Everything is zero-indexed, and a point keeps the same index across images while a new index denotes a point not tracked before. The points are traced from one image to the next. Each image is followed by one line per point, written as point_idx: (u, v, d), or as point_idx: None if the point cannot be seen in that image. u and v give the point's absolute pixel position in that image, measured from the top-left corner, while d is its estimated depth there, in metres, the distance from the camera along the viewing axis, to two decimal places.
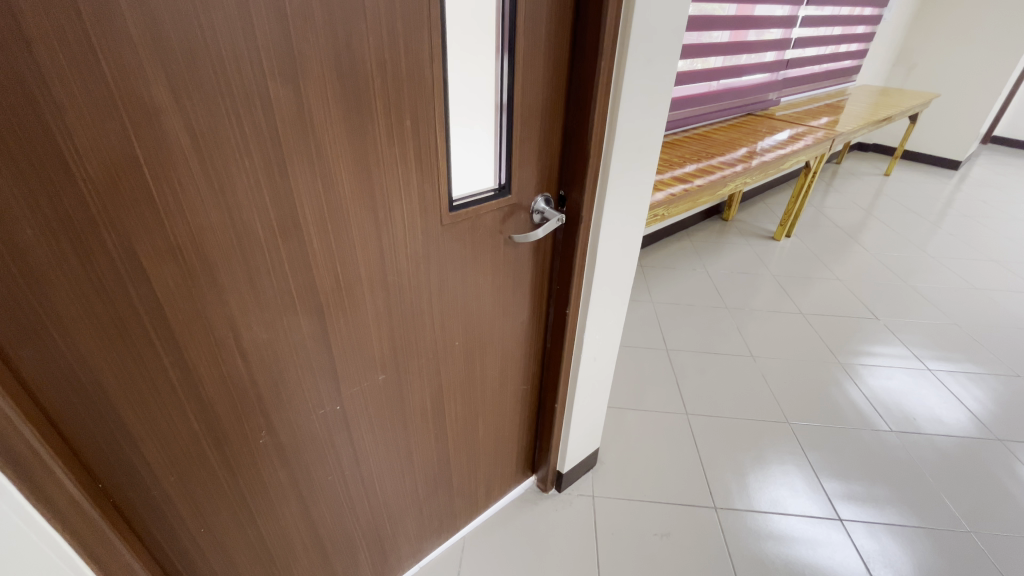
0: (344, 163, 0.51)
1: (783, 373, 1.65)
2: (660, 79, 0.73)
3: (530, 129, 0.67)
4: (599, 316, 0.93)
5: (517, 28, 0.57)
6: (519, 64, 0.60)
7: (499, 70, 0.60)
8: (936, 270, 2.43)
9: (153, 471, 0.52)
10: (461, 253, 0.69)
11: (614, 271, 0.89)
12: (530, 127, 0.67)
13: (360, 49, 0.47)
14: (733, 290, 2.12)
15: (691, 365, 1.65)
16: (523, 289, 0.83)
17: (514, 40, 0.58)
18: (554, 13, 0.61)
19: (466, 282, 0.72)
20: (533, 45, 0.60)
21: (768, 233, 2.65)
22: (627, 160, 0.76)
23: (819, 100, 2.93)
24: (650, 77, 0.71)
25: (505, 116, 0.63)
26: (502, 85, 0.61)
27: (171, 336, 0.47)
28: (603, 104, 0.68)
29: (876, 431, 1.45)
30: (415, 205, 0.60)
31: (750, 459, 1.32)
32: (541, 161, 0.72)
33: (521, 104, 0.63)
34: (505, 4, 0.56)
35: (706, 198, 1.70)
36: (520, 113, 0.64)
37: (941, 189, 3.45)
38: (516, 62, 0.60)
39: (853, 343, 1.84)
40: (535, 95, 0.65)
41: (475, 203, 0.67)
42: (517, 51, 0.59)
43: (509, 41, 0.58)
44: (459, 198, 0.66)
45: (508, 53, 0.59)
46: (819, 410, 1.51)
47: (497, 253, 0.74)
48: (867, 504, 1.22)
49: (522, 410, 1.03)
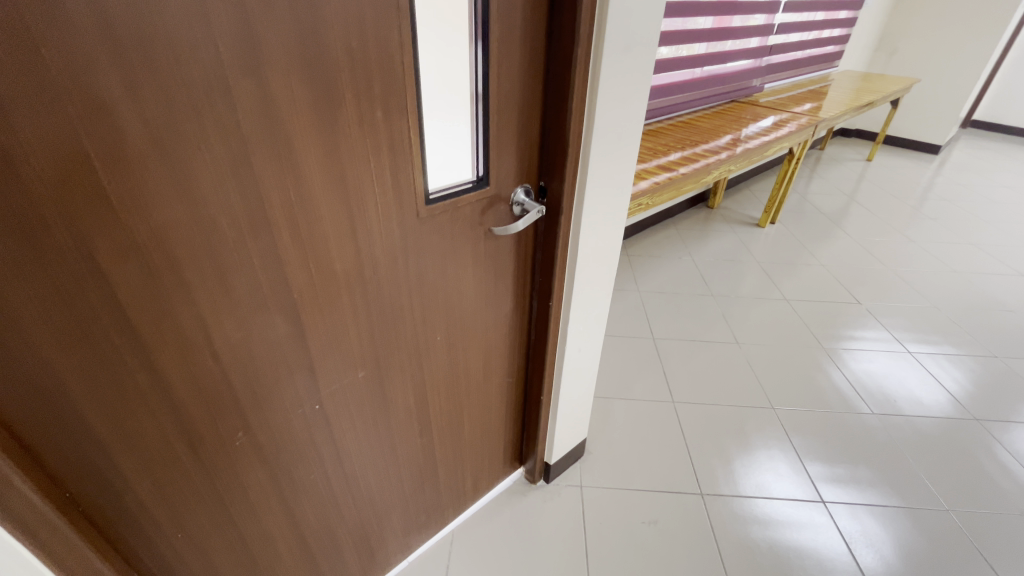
0: (314, 158, 0.50)
1: (768, 359, 1.67)
2: (637, 67, 0.72)
3: (508, 120, 0.66)
4: (583, 305, 0.92)
5: (490, 16, 0.56)
6: (494, 55, 0.59)
7: (474, 60, 0.59)
8: (917, 254, 2.47)
9: (125, 477, 0.51)
10: (438, 247, 0.68)
11: (596, 260, 0.89)
12: (507, 117, 0.65)
13: (326, 37, 0.45)
14: (718, 278, 2.13)
15: (677, 353, 1.67)
16: (506, 281, 0.83)
17: (489, 28, 0.57)
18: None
19: (447, 275, 0.72)
20: (507, 33, 0.59)
21: (753, 219, 2.66)
22: (606, 151, 0.76)
23: (803, 86, 2.94)
24: (628, 64, 0.70)
25: (481, 106, 0.62)
26: (480, 74, 0.60)
27: (137, 339, 0.46)
28: (581, 93, 0.67)
29: (858, 414, 1.47)
30: (390, 197, 0.59)
31: (735, 443, 1.34)
32: (520, 152, 0.71)
33: (498, 95, 0.62)
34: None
35: (690, 186, 1.70)
36: (496, 105, 0.63)
37: (922, 174, 3.49)
38: (492, 52, 0.58)
39: (836, 328, 1.86)
40: (512, 85, 0.63)
41: (453, 197, 0.66)
42: (491, 38, 0.57)
43: (484, 30, 0.57)
44: (436, 191, 0.64)
45: (483, 41, 0.57)
46: (803, 395, 1.53)
47: (477, 245, 0.73)
48: (849, 484, 1.25)
49: (508, 402, 1.03)
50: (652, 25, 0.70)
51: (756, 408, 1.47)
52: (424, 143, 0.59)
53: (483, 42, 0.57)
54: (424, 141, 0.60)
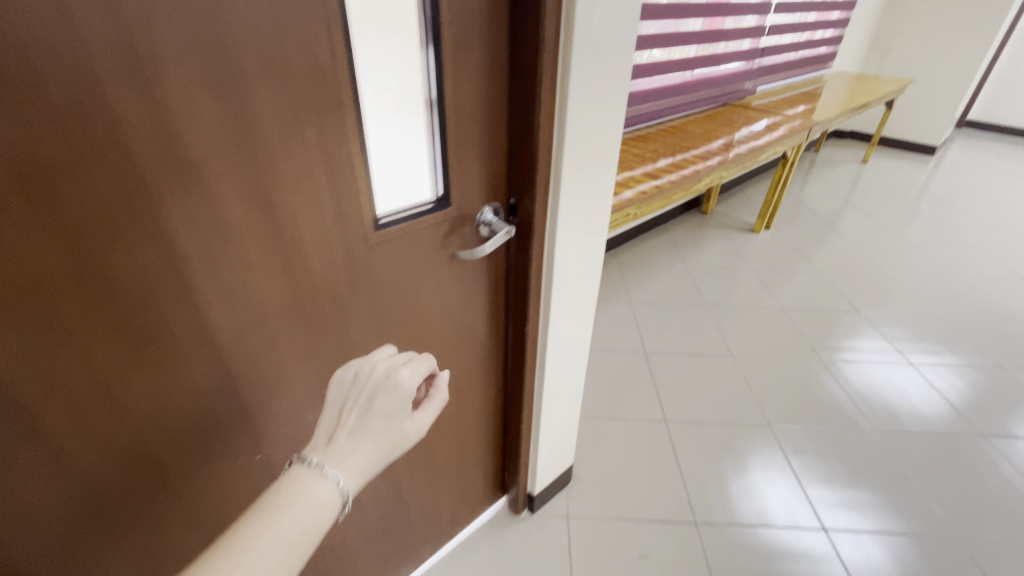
0: (231, 185, 0.43)
1: (764, 373, 1.60)
2: (612, 74, 0.65)
3: (469, 132, 0.59)
4: (562, 329, 0.85)
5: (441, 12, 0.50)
6: (449, 59, 0.52)
7: (426, 64, 0.52)
8: (915, 259, 2.41)
9: (16, 558, 0.44)
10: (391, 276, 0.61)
11: (575, 282, 0.82)
12: (468, 129, 0.58)
13: (233, 45, 0.39)
14: (712, 286, 2.07)
15: (670, 368, 1.60)
16: (476, 308, 0.76)
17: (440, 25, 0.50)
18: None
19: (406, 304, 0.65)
20: (461, 34, 0.52)
21: (747, 225, 2.60)
22: (581, 166, 0.69)
23: (796, 88, 2.89)
24: (601, 71, 0.63)
25: (438, 116, 0.55)
26: (434, 80, 0.53)
27: (16, 404, 0.39)
28: (549, 104, 0.60)
29: (860, 430, 1.41)
30: (330, 226, 0.52)
31: (732, 467, 1.27)
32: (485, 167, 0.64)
33: (455, 104, 0.55)
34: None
35: (680, 194, 1.64)
36: (454, 115, 0.56)
37: (918, 175, 3.44)
38: (446, 56, 0.52)
39: (835, 338, 1.80)
40: (472, 94, 0.57)
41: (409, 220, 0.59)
42: (444, 39, 0.51)
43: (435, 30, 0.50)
44: (387, 215, 0.57)
45: (435, 42, 0.51)
46: (802, 410, 1.46)
47: (440, 270, 0.66)
48: (854, 510, 1.18)
49: (486, 432, 0.96)
50: (628, 29, 0.63)
51: (752, 426, 1.40)
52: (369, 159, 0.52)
53: (435, 44, 0.51)
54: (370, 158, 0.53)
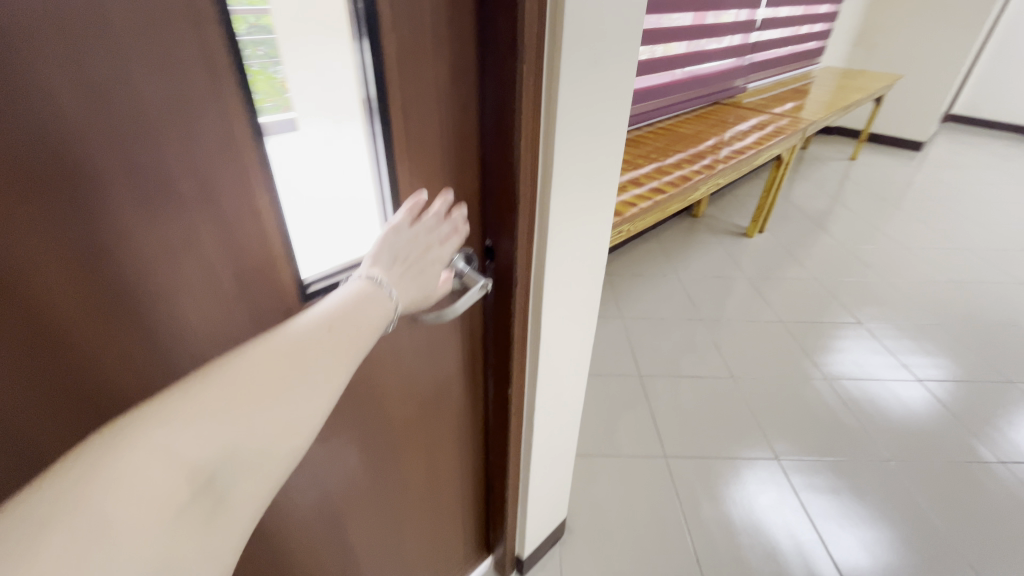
0: (62, 268, 0.31)
1: (766, 394, 1.50)
2: (609, 93, 0.53)
3: (425, 172, 0.47)
4: (553, 386, 0.73)
5: (382, 32, 0.38)
6: (394, 88, 0.41)
7: (364, 95, 0.41)
8: (911, 261, 2.34)
9: None
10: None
11: (566, 334, 0.69)
12: (423, 169, 0.47)
13: (40, 75, 0.27)
14: (707, 297, 1.96)
15: (667, 392, 1.49)
16: (448, 373, 0.63)
17: (381, 50, 0.39)
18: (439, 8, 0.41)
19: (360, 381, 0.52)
20: (409, 57, 0.41)
21: (740, 228, 2.50)
22: (571, 203, 0.56)
23: (786, 85, 2.80)
24: (596, 91, 0.51)
25: (382, 159, 0.44)
26: (374, 115, 0.42)
27: None
28: (532, 134, 0.48)
29: (878, 460, 1.32)
30: (234, 293, 0.40)
31: (738, 501, 1.19)
32: (451, 212, 0.51)
33: (406, 142, 0.45)
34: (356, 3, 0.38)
35: (675, 205, 1.53)
36: (404, 155, 0.45)
37: (906, 173, 3.39)
38: (390, 84, 0.41)
39: (838, 352, 1.70)
40: (426, 129, 0.45)
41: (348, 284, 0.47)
42: (387, 65, 0.40)
43: (375, 55, 0.39)
44: (315, 278, 0.46)
45: (375, 69, 0.40)
46: (813, 437, 1.37)
47: (398, 337, 0.54)
48: (867, 547, 1.11)
49: (465, 498, 0.83)
50: (627, 37, 0.51)
51: (756, 454, 1.31)
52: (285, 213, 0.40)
53: (375, 71, 0.40)
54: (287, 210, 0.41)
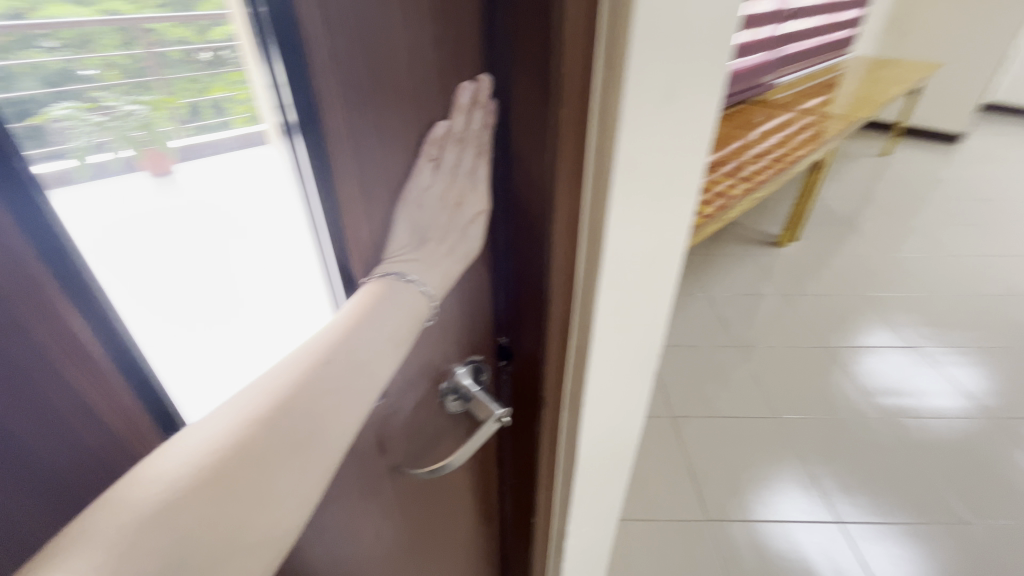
0: None
1: (818, 437, 1.32)
2: (675, 142, 0.35)
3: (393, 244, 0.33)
4: (587, 508, 0.56)
5: (308, 43, 0.25)
6: (340, 127, 0.27)
7: (289, 140, 0.28)
8: (964, 268, 2.12)
9: None
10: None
11: (607, 447, 0.52)
12: (389, 239, 0.33)
13: None
14: (740, 318, 1.78)
15: (704, 437, 1.32)
16: (452, 504, 0.48)
17: (311, 71, 0.25)
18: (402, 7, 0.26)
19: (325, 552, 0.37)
20: (355, 80, 0.27)
21: (770, 236, 2.31)
22: (626, 297, 0.40)
23: (816, 78, 2.59)
24: (653, 144, 0.34)
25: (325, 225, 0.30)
26: (307, 165, 0.28)
27: None
28: (572, 209, 0.33)
29: (957, 521, 1.13)
30: (84, 478, 0.26)
31: (773, 528, 1.11)
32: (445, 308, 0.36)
33: (363, 204, 0.31)
34: (260, 15, 0.24)
35: (710, 227, 1.36)
36: (360, 220, 0.31)
37: (945, 167, 3.16)
38: (331, 121, 0.27)
39: (894, 381, 1.51)
40: (389, 181, 0.31)
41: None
42: (322, 91, 0.26)
43: (300, 79, 0.26)
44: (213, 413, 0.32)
45: (304, 100, 0.26)
46: (878, 493, 1.19)
47: (370, 490, 0.39)
48: (908, 571, 1.04)
49: None
50: (702, 61, 0.33)
51: (789, 477, 1.22)
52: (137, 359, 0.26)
53: (303, 105, 0.26)
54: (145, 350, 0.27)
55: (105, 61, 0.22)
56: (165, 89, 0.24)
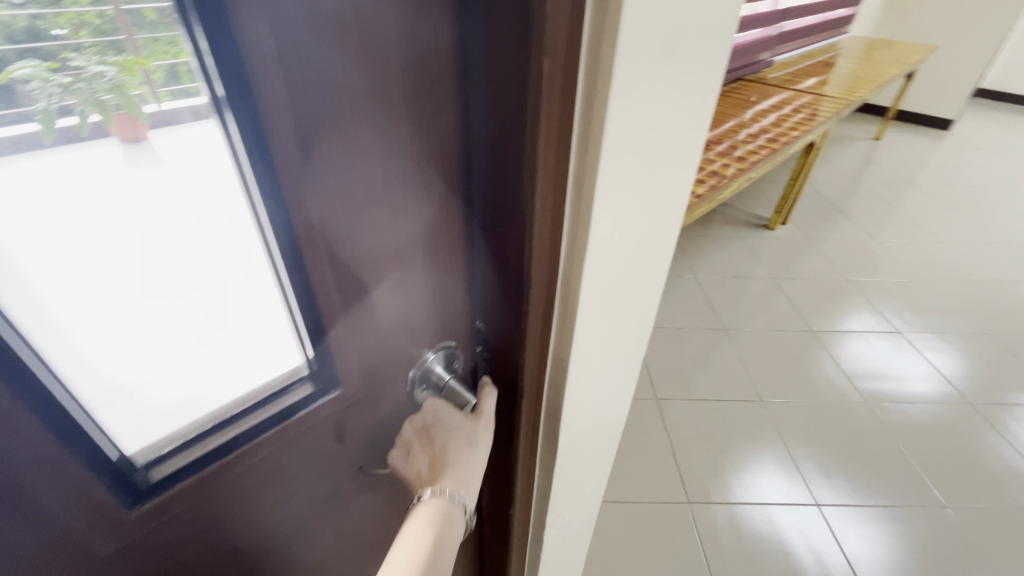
0: None
1: (801, 421, 1.32)
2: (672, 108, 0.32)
3: (361, 277, 0.30)
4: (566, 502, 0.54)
5: (246, 34, 0.21)
6: (293, 149, 0.24)
7: (221, 122, 0.23)
8: (950, 255, 2.12)
9: None
10: (220, 520, 0.31)
11: (587, 441, 0.49)
12: (352, 258, 0.29)
13: None
14: (728, 301, 1.77)
15: (688, 420, 1.31)
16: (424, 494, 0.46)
17: (249, 65, 0.21)
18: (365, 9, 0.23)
19: (275, 530, 0.35)
20: (308, 93, 0.23)
21: (760, 219, 2.29)
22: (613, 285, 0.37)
23: (814, 58, 2.54)
24: (647, 116, 0.30)
25: (282, 256, 0.27)
26: (257, 191, 0.25)
27: None
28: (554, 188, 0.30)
29: (932, 506, 1.14)
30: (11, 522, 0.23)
31: (751, 510, 1.12)
32: (405, 295, 0.33)
33: (327, 236, 0.28)
34: None
35: (702, 208, 1.32)
36: (323, 255, 0.28)
37: (936, 153, 3.15)
38: (282, 143, 0.24)
39: (878, 366, 1.51)
40: (357, 211, 0.28)
41: (219, 434, 0.29)
42: (269, 107, 0.23)
43: (243, 90, 0.22)
44: (152, 445, 0.27)
45: (250, 116, 0.23)
46: (857, 478, 1.19)
47: (323, 473, 0.36)
48: (882, 552, 1.05)
49: None
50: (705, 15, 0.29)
51: (769, 460, 1.22)
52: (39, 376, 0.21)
53: (232, 72, 0.21)
54: (55, 371, 0.22)
55: (76, 20, 0.20)
56: (136, 50, 0.21)
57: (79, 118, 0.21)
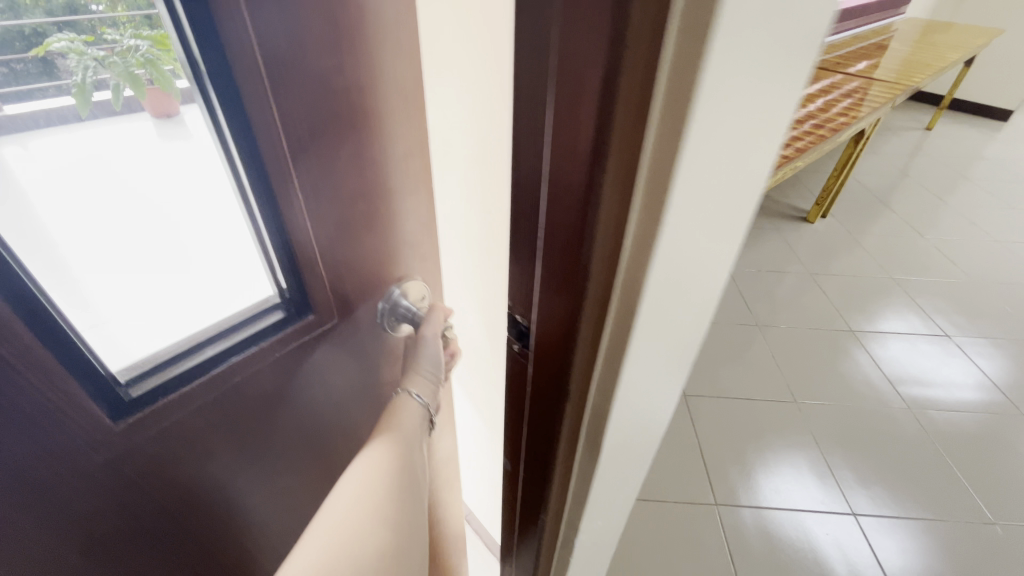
0: None
1: (836, 424, 1.26)
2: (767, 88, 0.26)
3: (343, 265, 0.34)
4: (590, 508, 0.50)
5: (224, 27, 0.23)
6: (283, 162, 0.28)
7: (215, 124, 0.27)
8: (1005, 255, 1.99)
9: None
10: (218, 450, 0.33)
11: (622, 453, 0.44)
12: (338, 232, 0.33)
13: None
14: (763, 296, 1.69)
15: (718, 419, 1.27)
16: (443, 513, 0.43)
17: (231, 57, 0.24)
18: (325, 18, 0.26)
19: (276, 461, 0.38)
20: (284, 88, 0.26)
21: (799, 211, 2.18)
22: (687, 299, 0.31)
23: (867, 39, 2.38)
24: (742, 97, 0.23)
25: (277, 253, 0.32)
26: (252, 196, 0.29)
27: None
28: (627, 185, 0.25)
29: (977, 522, 1.08)
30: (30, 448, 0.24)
31: (782, 516, 1.07)
32: (385, 255, 0.37)
33: (317, 234, 0.32)
34: None
35: None
36: (315, 250, 0.32)
37: (993, 145, 2.95)
38: (268, 145, 0.28)
39: (923, 371, 1.43)
40: (338, 191, 0.31)
41: (206, 354, 0.30)
42: (257, 115, 0.26)
43: (230, 92, 0.25)
44: (135, 364, 0.28)
45: (239, 118, 0.26)
46: (895, 487, 1.13)
47: (321, 429, 0.40)
48: (920, 566, 1.00)
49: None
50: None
51: (802, 464, 1.17)
52: (28, 288, 0.22)
53: (219, 71, 0.25)
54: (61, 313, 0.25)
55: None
56: (153, 27, 0.25)
57: (112, 89, 0.27)
